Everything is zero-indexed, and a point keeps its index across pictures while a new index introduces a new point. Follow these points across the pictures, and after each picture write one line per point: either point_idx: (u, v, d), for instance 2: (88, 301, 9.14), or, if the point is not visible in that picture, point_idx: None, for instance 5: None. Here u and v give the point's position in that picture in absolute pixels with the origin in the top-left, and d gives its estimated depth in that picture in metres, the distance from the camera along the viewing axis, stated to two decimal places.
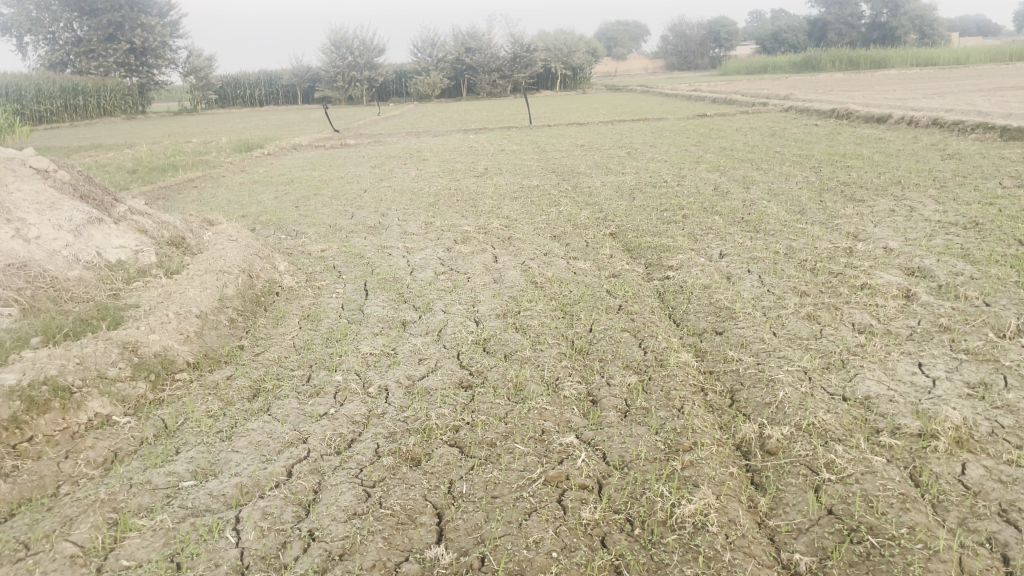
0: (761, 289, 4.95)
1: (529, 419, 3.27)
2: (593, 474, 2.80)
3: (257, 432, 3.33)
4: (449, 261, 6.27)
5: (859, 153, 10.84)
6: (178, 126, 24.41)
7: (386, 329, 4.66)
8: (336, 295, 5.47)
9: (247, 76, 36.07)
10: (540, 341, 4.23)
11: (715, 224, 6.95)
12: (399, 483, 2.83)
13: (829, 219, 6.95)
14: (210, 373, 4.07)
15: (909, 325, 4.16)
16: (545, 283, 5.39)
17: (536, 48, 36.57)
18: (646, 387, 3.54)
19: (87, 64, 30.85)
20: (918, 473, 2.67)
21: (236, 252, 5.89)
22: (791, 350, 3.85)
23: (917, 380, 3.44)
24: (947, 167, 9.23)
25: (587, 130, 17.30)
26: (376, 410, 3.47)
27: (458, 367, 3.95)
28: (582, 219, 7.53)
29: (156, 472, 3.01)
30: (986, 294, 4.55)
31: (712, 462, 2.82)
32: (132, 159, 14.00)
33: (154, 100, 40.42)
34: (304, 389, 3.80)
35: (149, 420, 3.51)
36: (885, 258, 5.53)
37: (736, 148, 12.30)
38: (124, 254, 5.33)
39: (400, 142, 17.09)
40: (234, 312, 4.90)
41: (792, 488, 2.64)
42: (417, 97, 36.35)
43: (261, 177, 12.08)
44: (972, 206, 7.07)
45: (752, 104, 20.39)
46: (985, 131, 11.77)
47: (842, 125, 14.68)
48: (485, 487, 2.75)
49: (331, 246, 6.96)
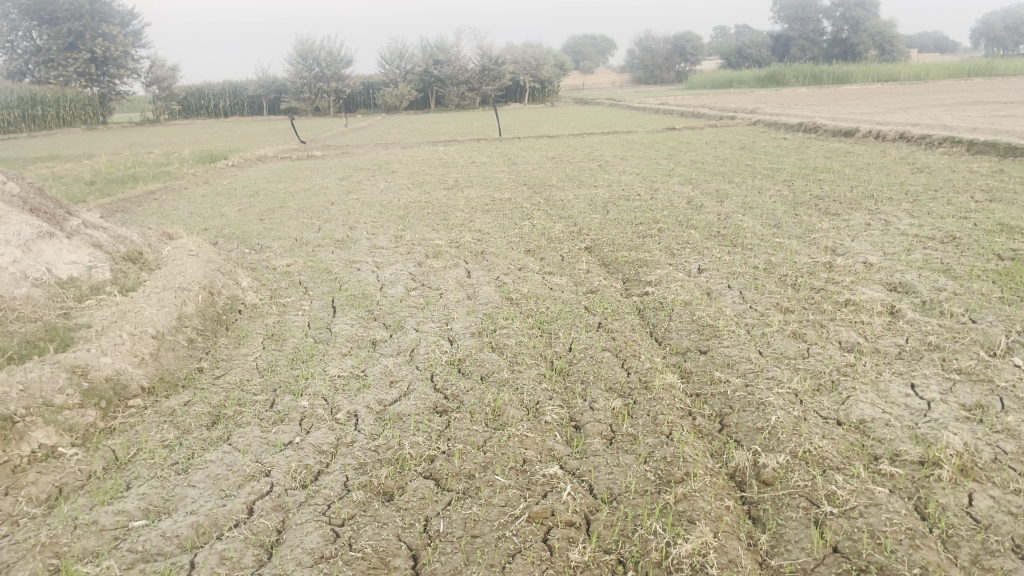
0: (743, 305, 4.82)
1: (509, 447, 3.07)
2: (579, 509, 2.60)
3: (216, 464, 3.09)
4: (420, 276, 6.07)
5: (830, 166, 10.83)
6: (139, 138, 23.84)
7: (355, 349, 4.43)
8: (302, 312, 5.22)
9: (212, 87, 35.56)
10: (518, 361, 4.04)
11: (691, 239, 6.83)
12: (371, 521, 2.61)
13: (806, 233, 6.87)
14: (166, 400, 3.81)
15: (897, 343, 4.04)
16: (520, 299, 5.21)
17: (505, 61, 36.45)
18: (632, 412, 3.36)
19: (47, 74, 30.16)
20: (923, 505, 2.52)
21: (196, 267, 5.62)
22: (779, 370, 3.70)
23: (911, 403, 3.30)
24: (918, 181, 9.25)
25: (557, 142, 17.19)
26: (345, 439, 3.25)
27: (432, 390, 3.73)
28: (556, 233, 7.38)
29: (103, 511, 2.75)
30: (972, 310, 4.46)
31: (705, 494, 2.64)
32: (89, 171, 13.57)
33: (117, 111, 39.73)
34: (268, 415, 3.56)
35: (99, 451, 3.25)
36: (866, 273, 5.43)
37: (708, 162, 12.24)
38: (76, 270, 5.04)
39: (368, 154, 16.83)
40: (193, 332, 4.65)
41: (792, 523, 2.47)
42: (386, 109, 36.16)
43: (224, 189, 11.77)
44: (947, 220, 7.03)
45: (720, 117, 20.45)
46: (952, 145, 11.86)
47: (809, 139, 14.75)
48: (465, 525, 2.55)
49: (298, 260, 6.72)
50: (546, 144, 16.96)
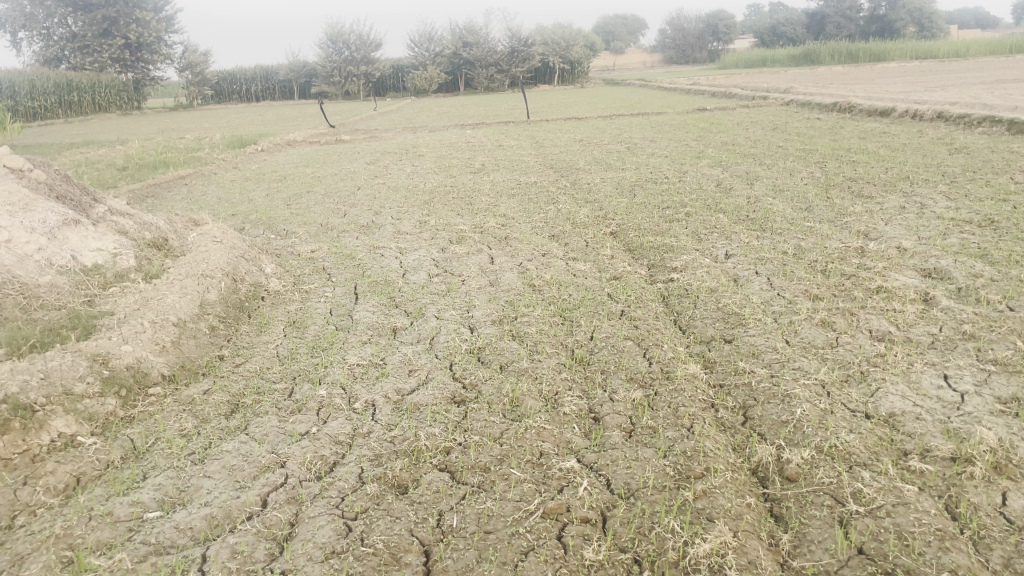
0: (771, 292, 4.70)
1: (526, 440, 3.02)
2: (596, 505, 2.54)
3: (231, 455, 3.08)
4: (443, 262, 6.02)
5: (865, 148, 10.57)
6: (172, 123, 24.11)
7: (375, 337, 4.40)
8: (324, 299, 5.21)
9: (243, 71, 35.75)
10: (538, 350, 3.98)
11: (719, 223, 6.69)
12: (384, 515, 2.58)
13: (838, 217, 6.70)
14: (186, 388, 3.82)
15: (930, 332, 3.91)
16: (543, 286, 5.14)
17: (534, 42, 36.09)
18: (652, 404, 3.29)
19: (82, 60, 30.53)
20: (953, 504, 2.42)
21: (220, 253, 5.63)
22: (806, 361, 3.60)
23: (943, 396, 3.19)
24: (956, 162, 8.98)
25: (586, 124, 17.01)
26: (361, 430, 3.22)
27: (450, 380, 3.69)
28: (581, 217, 7.28)
29: (118, 502, 2.75)
30: (1010, 297, 4.30)
31: (726, 491, 2.57)
32: (122, 157, 13.71)
33: (151, 97, 40.21)
34: (285, 405, 3.54)
35: (117, 440, 3.25)
36: (899, 258, 5.28)
37: (738, 143, 12.03)
38: (101, 257, 5.07)
39: (397, 138, 16.77)
40: (215, 319, 4.65)
41: (816, 522, 2.39)
42: (415, 91, 36.11)
43: (252, 174, 11.84)
44: (985, 203, 6.82)
45: (752, 97, 20.08)
46: (991, 125, 11.52)
47: (843, 118, 14.42)
48: (478, 521, 2.50)
49: (322, 246, 6.71)
50: (574, 126, 16.81)
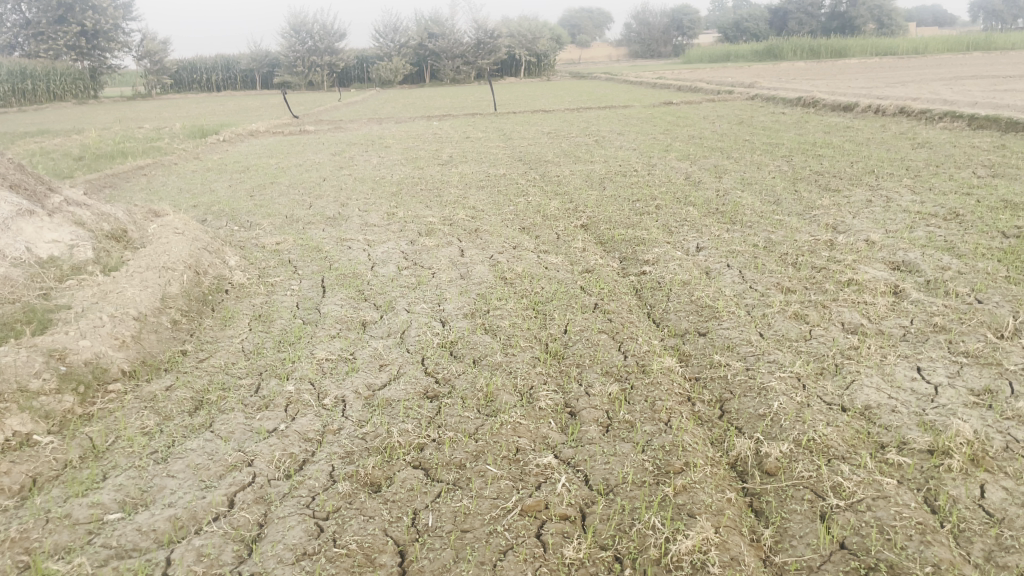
0: (743, 285, 4.69)
1: (501, 435, 2.95)
2: (574, 501, 2.49)
3: (196, 453, 2.97)
4: (412, 254, 5.93)
5: (829, 142, 10.67)
6: (130, 112, 23.58)
7: (345, 331, 4.30)
8: (290, 292, 5.09)
9: (204, 61, 35.09)
10: (511, 344, 3.92)
11: (690, 216, 6.68)
12: (356, 514, 2.50)
13: (806, 210, 6.73)
14: (148, 384, 3.69)
15: (901, 324, 3.92)
16: (515, 279, 5.08)
17: (500, 34, 35.92)
18: (628, 397, 3.25)
19: (37, 47, 29.71)
20: (933, 497, 2.41)
21: (181, 245, 5.47)
22: (781, 354, 3.59)
23: (918, 388, 3.19)
24: (919, 156, 9.11)
25: (552, 117, 16.96)
26: (332, 426, 3.14)
27: (423, 374, 3.62)
28: (551, 210, 7.23)
29: (77, 503, 2.63)
30: (977, 290, 4.34)
31: (706, 486, 2.53)
32: (78, 146, 13.35)
33: (108, 86, 39.29)
34: (252, 401, 3.44)
35: (76, 439, 3.12)
36: (868, 251, 5.31)
37: (705, 137, 12.08)
38: (57, 249, 4.88)
39: (362, 129, 16.56)
40: (177, 313, 4.52)
41: (797, 516, 2.37)
42: (380, 82, 35.77)
43: (215, 165, 11.59)
44: (949, 196, 6.91)
45: (717, 92, 20.21)
46: (952, 120, 11.69)
47: (808, 113, 14.56)
48: (454, 519, 2.43)
49: (287, 238, 6.57)
50: (541, 119, 16.76)
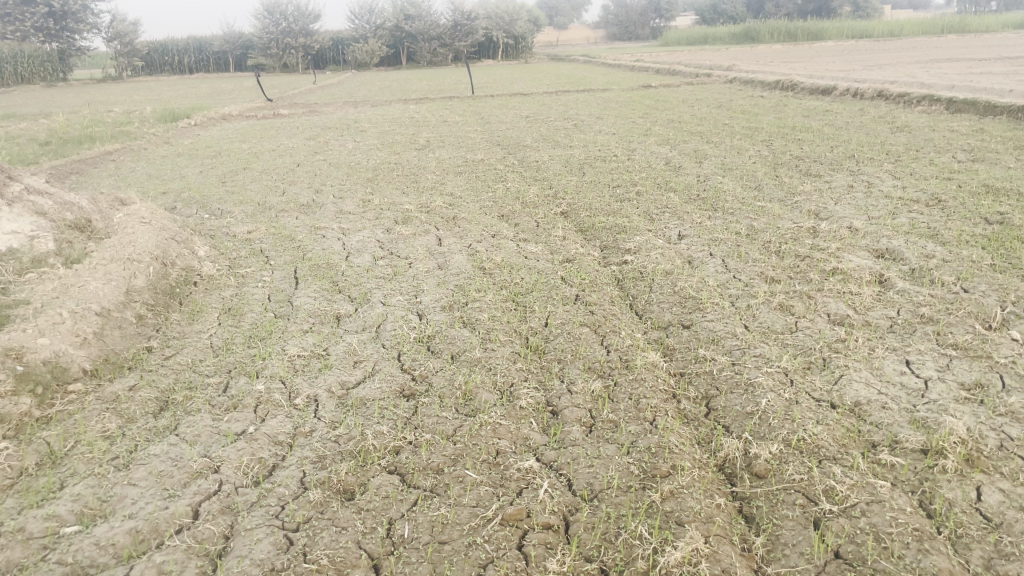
0: (726, 274, 4.60)
1: (481, 437, 2.84)
2: (558, 509, 2.39)
3: (160, 459, 2.82)
4: (388, 243, 5.78)
5: (809, 126, 10.61)
6: (100, 95, 23.08)
7: (318, 325, 4.15)
8: (262, 284, 4.93)
9: (176, 42, 34.44)
10: (491, 338, 3.79)
11: (671, 203, 6.58)
12: (328, 525, 2.38)
13: (788, 196, 6.65)
14: (110, 384, 3.52)
15: (888, 315, 3.84)
16: (493, 269, 4.94)
17: (478, 16, 35.54)
18: (612, 395, 3.14)
19: (3, 29, 28.96)
20: (928, 501, 2.33)
21: (148, 236, 5.28)
22: (767, 347, 3.49)
23: (908, 382, 3.11)
24: (899, 140, 9.07)
25: (530, 100, 16.76)
26: (303, 428, 3.00)
27: (399, 371, 3.49)
28: (531, 197, 7.10)
29: (31, 515, 2.48)
30: (963, 279, 4.27)
31: (694, 492, 2.44)
32: (45, 131, 12.99)
33: (77, 67, 38.46)
34: (220, 401, 3.29)
35: (32, 445, 2.96)
36: (852, 238, 5.23)
37: (684, 120, 11.99)
38: (16, 241, 4.67)
39: (337, 112, 16.30)
40: (142, 308, 4.34)
41: (789, 523, 2.28)
42: (356, 65, 35.30)
43: (186, 149, 11.33)
44: (930, 181, 6.85)
45: (696, 74, 20.15)
46: (931, 103, 11.67)
47: (787, 97, 14.50)
48: (432, 530, 2.32)
49: (259, 226, 6.39)
50: (520, 102, 16.59)
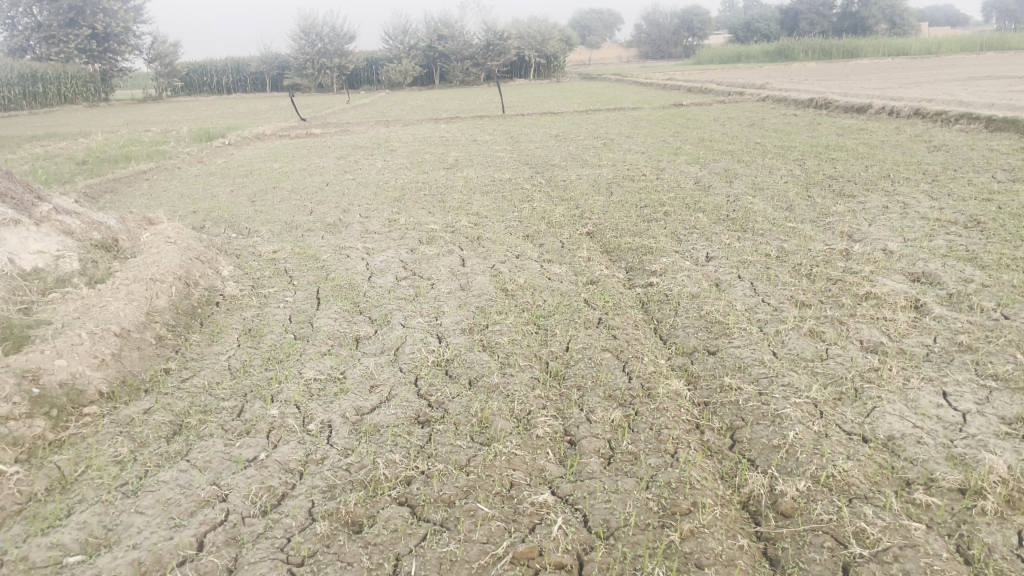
0: (755, 298, 4.47)
1: (495, 468, 2.75)
2: (571, 547, 2.29)
3: (168, 486, 2.77)
4: (412, 264, 5.73)
5: (843, 144, 10.42)
6: (138, 114, 23.50)
7: (336, 348, 4.10)
8: (283, 305, 4.90)
9: (214, 63, 35.04)
10: (510, 363, 3.70)
11: (699, 223, 6.45)
12: (333, 560, 2.30)
13: (820, 217, 6.49)
14: (126, 406, 3.49)
15: (924, 343, 3.69)
16: (516, 290, 4.86)
17: (510, 36, 35.73)
18: (632, 425, 3.03)
19: (48, 50, 29.67)
20: (966, 546, 2.19)
21: (172, 255, 5.28)
22: (796, 376, 3.36)
23: (945, 415, 2.96)
24: (936, 159, 8.85)
25: (560, 119, 16.73)
26: (315, 456, 2.94)
27: (415, 397, 3.41)
28: (557, 217, 7.02)
29: (35, 544, 2.44)
30: (1004, 304, 4.10)
31: (716, 532, 2.32)
32: (83, 150, 13.23)
33: (118, 89, 39.34)
34: (233, 426, 3.24)
35: (43, 469, 2.92)
36: (886, 261, 5.07)
37: (716, 139, 11.85)
38: (42, 260, 4.69)
39: (369, 131, 16.42)
40: (162, 328, 4.33)
41: (816, 568, 2.15)
42: (389, 84, 35.66)
43: (218, 168, 11.43)
44: (969, 202, 6.65)
45: (729, 92, 20.01)
46: (969, 122, 11.40)
47: (821, 115, 14.29)
48: (440, 567, 2.23)
49: (284, 246, 6.39)
50: (550, 121, 16.56)
